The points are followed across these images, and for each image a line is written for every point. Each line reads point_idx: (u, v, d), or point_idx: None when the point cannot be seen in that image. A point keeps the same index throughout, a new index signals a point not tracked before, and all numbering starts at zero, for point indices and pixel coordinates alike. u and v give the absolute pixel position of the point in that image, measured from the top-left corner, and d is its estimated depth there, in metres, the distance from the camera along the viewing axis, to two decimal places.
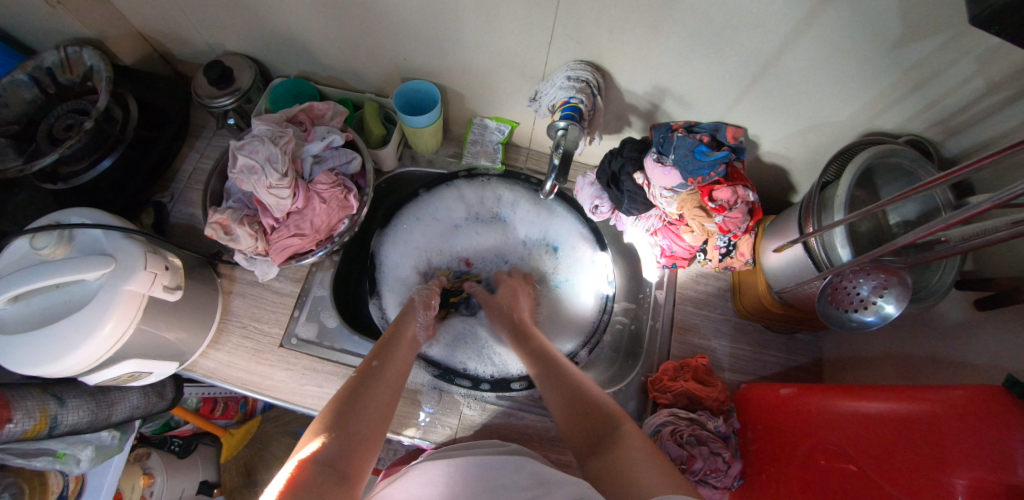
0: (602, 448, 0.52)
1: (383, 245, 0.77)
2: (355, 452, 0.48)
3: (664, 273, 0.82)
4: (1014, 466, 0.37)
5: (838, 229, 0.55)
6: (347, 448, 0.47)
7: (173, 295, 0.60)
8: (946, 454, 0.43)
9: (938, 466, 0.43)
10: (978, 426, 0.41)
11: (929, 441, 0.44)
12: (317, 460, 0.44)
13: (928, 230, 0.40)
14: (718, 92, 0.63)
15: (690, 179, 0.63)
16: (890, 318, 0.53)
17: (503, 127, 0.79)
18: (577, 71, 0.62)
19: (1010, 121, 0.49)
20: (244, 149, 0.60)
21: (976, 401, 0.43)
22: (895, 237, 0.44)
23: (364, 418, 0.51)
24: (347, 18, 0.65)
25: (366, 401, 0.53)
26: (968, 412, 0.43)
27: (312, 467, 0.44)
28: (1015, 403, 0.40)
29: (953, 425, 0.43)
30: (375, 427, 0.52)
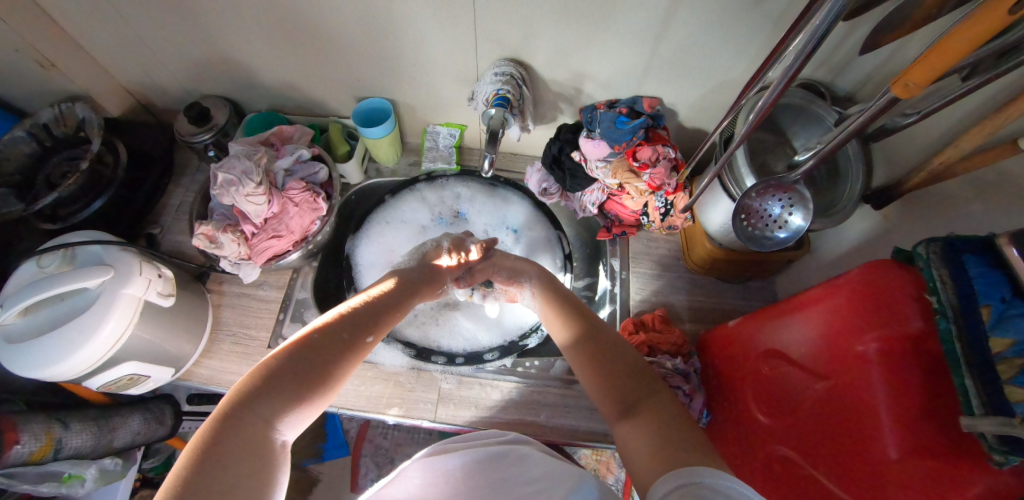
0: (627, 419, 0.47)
1: (356, 246, 0.83)
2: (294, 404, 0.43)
3: (617, 242, 0.89)
4: (910, 319, 0.46)
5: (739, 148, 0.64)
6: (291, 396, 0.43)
7: (167, 301, 0.66)
8: (853, 322, 0.51)
9: (849, 334, 0.51)
10: (876, 293, 0.49)
11: (841, 316, 0.52)
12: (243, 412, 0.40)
13: (766, 102, 0.49)
14: (628, 68, 0.73)
15: (616, 146, 0.72)
16: (800, 231, 0.60)
17: (453, 131, 0.88)
18: (502, 68, 0.73)
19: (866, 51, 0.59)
20: (223, 166, 0.68)
21: (871, 271, 0.51)
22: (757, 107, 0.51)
23: (309, 370, 0.45)
24: (304, 48, 0.75)
25: (332, 357, 0.47)
26: (863, 284, 0.51)
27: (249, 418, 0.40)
28: (897, 268, 0.50)
29: (854, 298, 0.51)
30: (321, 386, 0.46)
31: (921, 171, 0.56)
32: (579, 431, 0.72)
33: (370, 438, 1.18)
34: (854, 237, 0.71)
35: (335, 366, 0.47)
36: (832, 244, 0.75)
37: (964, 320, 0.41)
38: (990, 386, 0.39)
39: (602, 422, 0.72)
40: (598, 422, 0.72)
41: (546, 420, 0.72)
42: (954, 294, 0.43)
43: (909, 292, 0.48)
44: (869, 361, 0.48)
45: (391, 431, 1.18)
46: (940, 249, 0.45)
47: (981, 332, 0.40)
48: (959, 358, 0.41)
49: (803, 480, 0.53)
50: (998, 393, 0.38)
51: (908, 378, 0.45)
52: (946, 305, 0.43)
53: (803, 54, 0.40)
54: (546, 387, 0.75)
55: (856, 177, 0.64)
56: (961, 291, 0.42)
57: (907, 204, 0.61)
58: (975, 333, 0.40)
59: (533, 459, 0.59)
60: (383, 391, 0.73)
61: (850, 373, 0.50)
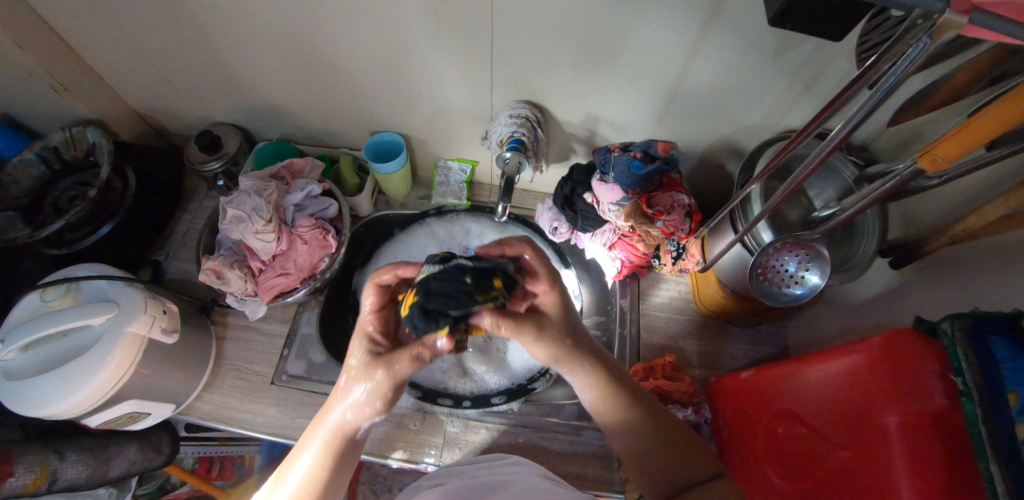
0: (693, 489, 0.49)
1: (363, 280, 0.81)
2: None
3: (626, 282, 0.87)
4: (932, 396, 0.45)
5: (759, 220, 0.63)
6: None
7: (170, 338, 0.66)
8: (874, 393, 0.50)
9: (869, 405, 0.50)
10: (898, 364, 0.49)
11: (862, 387, 0.52)
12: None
13: (808, 167, 0.48)
14: (643, 112, 0.73)
15: (631, 191, 0.71)
16: (817, 288, 0.60)
17: (465, 168, 0.88)
18: (518, 109, 0.73)
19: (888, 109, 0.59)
20: (232, 202, 0.68)
21: (894, 342, 0.50)
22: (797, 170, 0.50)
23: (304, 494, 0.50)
24: (319, 82, 0.75)
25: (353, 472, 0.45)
26: (888, 355, 0.50)
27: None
28: (926, 342, 0.49)
29: (878, 370, 0.51)
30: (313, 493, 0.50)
31: (942, 235, 0.55)
32: (586, 481, 0.70)
33: (369, 467, 1.16)
34: (870, 292, 0.69)
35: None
36: (846, 297, 0.73)
37: (989, 405, 0.40)
38: (1016, 477, 0.37)
39: (609, 472, 0.70)
40: (605, 472, 0.71)
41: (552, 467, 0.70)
42: (978, 377, 0.42)
43: (932, 368, 0.47)
44: (890, 435, 0.47)
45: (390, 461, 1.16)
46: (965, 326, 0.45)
47: (1009, 418, 0.39)
48: (985, 443, 0.39)
49: None
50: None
51: (931, 456, 0.43)
52: (971, 388, 0.42)
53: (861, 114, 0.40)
54: (552, 433, 0.73)
55: (872, 234, 0.63)
56: (989, 374, 0.41)
57: (926, 264, 0.60)
58: (1002, 419, 0.39)
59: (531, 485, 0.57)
60: (386, 434, 0.72)
61: (871, 445, 0.49)
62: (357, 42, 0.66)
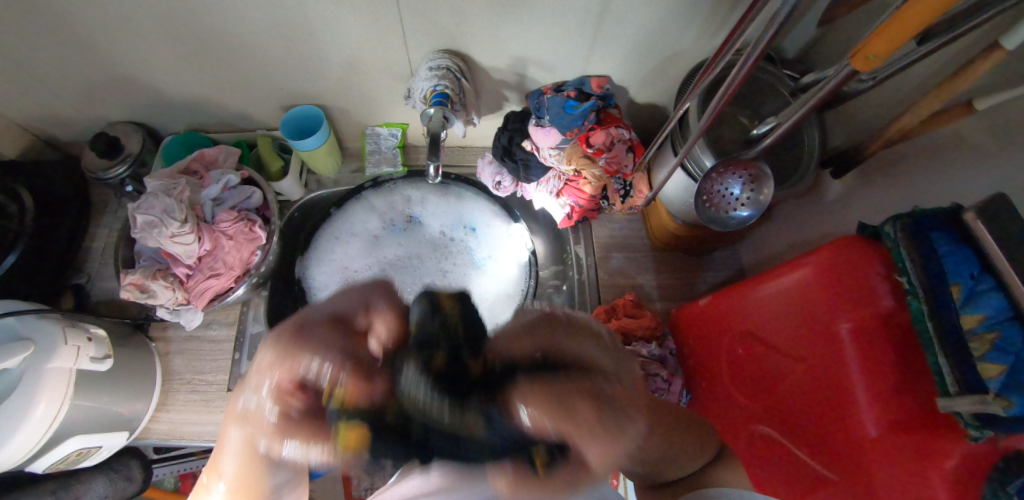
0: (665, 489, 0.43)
1: (307, 268, 0.75)
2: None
3: (579, 227, 0.85)
4: (882, 298, 0.47)
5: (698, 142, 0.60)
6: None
7: (104, 364, 0.61)
8: (829, 301, 0.50)
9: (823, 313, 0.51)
10: (844, 271, 0.49)
11: (815, 297, 0.52)
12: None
13: (734, 80, 0.45)
14: (571, 48, 0.68)
15: (568, 132, 0.68)
16: (762, 208, 0.58)
17: (394, 131, 0.82)
18: (437, 61, 0.67)
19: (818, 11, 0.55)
20: (140, 208, 0.61)
21: (841, 249, 0.50)
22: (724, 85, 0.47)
23: None
24: (211, 60, 0.67)
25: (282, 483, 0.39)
26: (840, 262, 0.50)
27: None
28: (869, 244, 0.49)
29: (829, 278, 0.50)
30: None
31: (880, 136, 0.54)
32: None
33: None
34: (814, 203, 0.69)
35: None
36: (792, 212, 0.73)
37: (936, 300, 0.41)
38: (963, 365, 0.39)
39: None
40: None
41: None
42: (924, 273, 0.42)
43: (878, 269, 0.47)
44: (844, 341, 0.49)
45: None
46: (906, 227, 0.45)
47: (951, 308, 0.41)
48: (932, 336, 0.41)
49: (785, 458, 0.55)
50: (971, 371, 0.38)
51: (886, 355, 0.45)
52: (917, 286, 0.43)
53: (781, 17, 0.37)
54: None
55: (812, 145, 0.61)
56: (932, 268, 0.42)
57: (866, 167, 0.60)
58: (946, 311, 0.41)
59: None
60: None
61: (827, 353, 0.50)
62: (244, 10, 0.58)
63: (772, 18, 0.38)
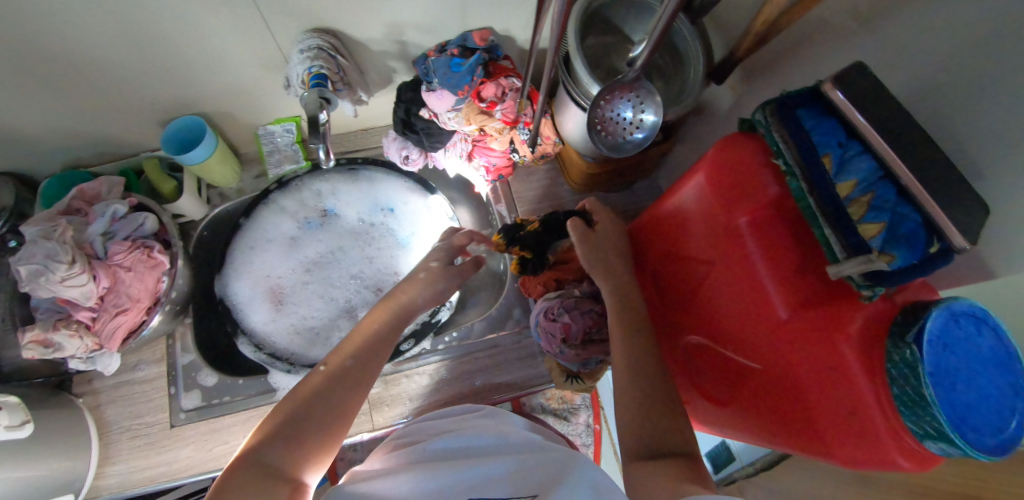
0: (652, 461, 0.43)
1: (227, 284, 0.72)
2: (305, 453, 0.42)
3: (496, 186, 0.83)
4: (767, 186, 0.48)
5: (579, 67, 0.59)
6: (292, 447, 0.41)
7: (23, 430, 0.57)
8: (724, 199, 0.51)
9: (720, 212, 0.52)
10: (732, 170, 0.50)
11: (711, 199, 0.53)
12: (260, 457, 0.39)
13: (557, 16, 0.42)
14: (445, 6, 0.65)
15: (459, 91, 0.66)
16: (656, 126, 0.59)
17: (288, 126, 0.77)
18: (307, 42, 0.64)
19: None
20: (20, 259, 0.57)
21: (728, 148, 0.51)
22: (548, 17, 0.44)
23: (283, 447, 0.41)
24: (62, 86, 0.61)
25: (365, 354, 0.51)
26: (726, 161, 0.50)
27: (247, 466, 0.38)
28: (748, 139, 0.49)
29: (721, 178, 0.51)
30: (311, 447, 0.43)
31: (748, 36, 0.55)
32: (517, 385, 0.71)
33: None
34: (713, 115, 0.70)
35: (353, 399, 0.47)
36: (698, 127, 0.74)
37: (810, 173, 0.42)
38: (846, 229, 0.40)
39: (539, 367, 0.72)
40: (536, 370, 0.72)
41: (483, 386, 0.71)
42: (796, 151, 0.44)
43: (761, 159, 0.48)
44: (744, 235, 0.50)
45: None
46: (775, 110, 0.45)
47: (824, 179, 0.42)
48: (814, 210, 0.42)
49: (716, 360, 0.57)
50: (853, 232, 0.40)
51: (782, 240, 0.48)
52: (792, 163, 0.44)
53: None
54: (472, 355, 0.73)
55: (695, 59, 0.62)
56: (801, 145, 0.43)
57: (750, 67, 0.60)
58: (820, 181, 0.42)
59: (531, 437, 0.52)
60: None
61: (731, 251, 0.52)
62: (82, 23, 0.53)
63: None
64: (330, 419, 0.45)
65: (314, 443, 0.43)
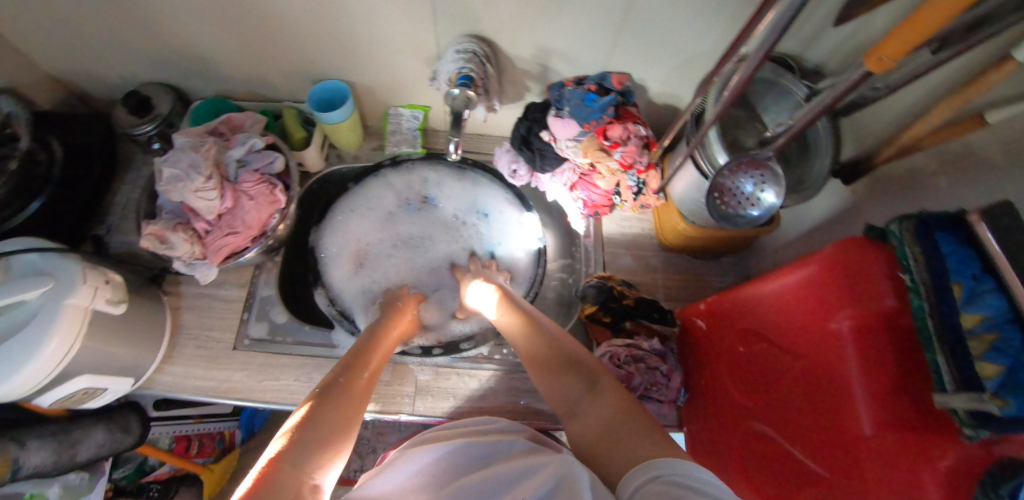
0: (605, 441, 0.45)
1: (321, 237, 0.77)
2: (322, 456, 0.42)
3: (589, 223, 0.86)
4: (882, 297, 0.45)
5: (713, 134, 0.61)
6: (311, 452, 0.41)
7: (118, 308, 0.63)
8: (832, 299, 0.50)
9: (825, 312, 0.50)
10: (851, 269, 0.49)
11: (819, 295, 0.52)
12: (284, 460, 0.39)
13: (743, 78, 0.48)
14: (595, 43, 0.69)
15: (586, 124, 0.69)
16: (773, 208, 0.58)
17: (417, 113, 0.84)
18: (465, 44, 0.69)
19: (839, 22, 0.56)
20: (168, 161, 0.64)
21: (850, 251, 0.49)
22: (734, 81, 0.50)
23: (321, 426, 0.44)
24: (245, 27, 0.69)
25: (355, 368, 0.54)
26: (846, 264, 0.49)
27: (279, 470, 0.38)
28: (872, 247, 0.48)
29: (836, 278, 0.50)
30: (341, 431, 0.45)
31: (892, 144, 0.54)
32: (558, 415, 0.72)
33: None
34: (819, 213, 0.69)
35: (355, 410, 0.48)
36: (798, 221, 0.73)
37: (936, 297, 0.39)
38: (961, 362, 0.37)
39: None
40: None
41: (524, 405, 0.72)
42: (926, 269, 0.40)
43: (881, 269, 0.46)
44: (845, 338, 0.48)
45: (373, 422, 1.20)
46: (913, 226, 0.43)
47: (954, 306, 0.38)
48: (930, 334, 0.39)
49: (782, 459, 0.53)
50: (969, 368, 0.36)
51: (884, 355, 0.45)
52: (919, 281, 0.41)
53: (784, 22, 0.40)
54: (524, 372, 0.74)
55: (825, 154, 0.61)
56: (934, 266, 0.40)
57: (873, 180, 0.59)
58: (948, 309, 0.38)
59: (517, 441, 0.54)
60: None
61: (827, 351, 0.49)
62: None
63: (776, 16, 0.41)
64: (338, 424, 0.46)
65: (326, 440, 0.43)
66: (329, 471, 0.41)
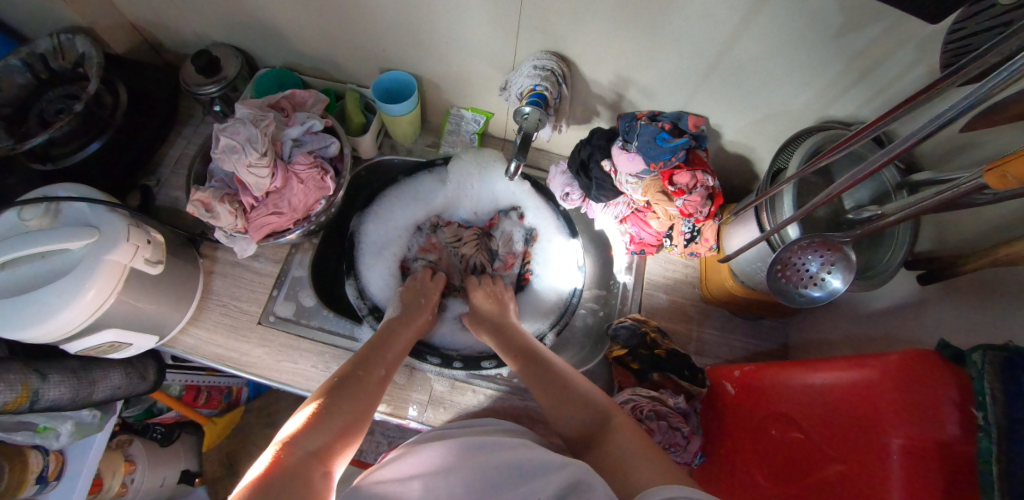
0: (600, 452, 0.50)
1: (364, 224, 0.80)
2: (332, 447, 0.47)
3: (634, 258, 0.85)
4: (943, 424, 0.39)
5: (791, 228, 0.57)
6: (321, 441, 0.47)
7: (154, 268, 0.63)
8: (883, 413, 0.44)
9: (871, 426, 0.45)
10: (912, 386, 0.42)
11: (871, 405, 0.45)
12: (298, 452, 0.44)
13: (862, 172, 0.42)
14: (678, 80, 0.66)
15: (653, 164, 0.64)
16: (837, 293, 0.54)
17: (479, 118, 0.84)
18: (543, 61, 0.66)
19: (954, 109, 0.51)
20: (225, 130, 0.62)
21: (914, 360, 0.43)
22: (841, 180, 0.44)
23: (338, 413, 0.50)
24: (326, 7, 0.68)
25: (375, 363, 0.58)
26: (909, 378, 0.43)
27: (295, 457, 0.44)
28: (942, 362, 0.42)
29: (895, 390, 0.43)
30: (352, 414, 0.51)
31: (982, 254, 0.47)
32: None
33: None
34: (879, 302, 0.64)
35: (366, 401, 0.54)
36: (854, 303, 0.68)
37: (1009, 446, 0.34)
38: None
39: None
40: None
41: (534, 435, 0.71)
42: (1003, 414, 0.35)
43: (948, 394, 0.40)
44: (890, 458, 0.42)
45: None
46: (997, 361, 0.37)
47: None
48: (993, 482, 0.34)
49: None
50: None
51: (933, 486, 0.38)
52: (991, 424, 0.35)
53: (935, 125, 0.34)
54: (538, 402, 0.73)
55: (903, 242, 0.56)
56: (1013, 412, 0.34)
57: (949, 283, 0.53)
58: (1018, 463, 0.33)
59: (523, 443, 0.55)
60: None
61: (866, 464, 0.44)
62: None
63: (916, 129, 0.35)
64: (350, 418, 0.51)
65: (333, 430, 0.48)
66: (339, 461, 0.48)
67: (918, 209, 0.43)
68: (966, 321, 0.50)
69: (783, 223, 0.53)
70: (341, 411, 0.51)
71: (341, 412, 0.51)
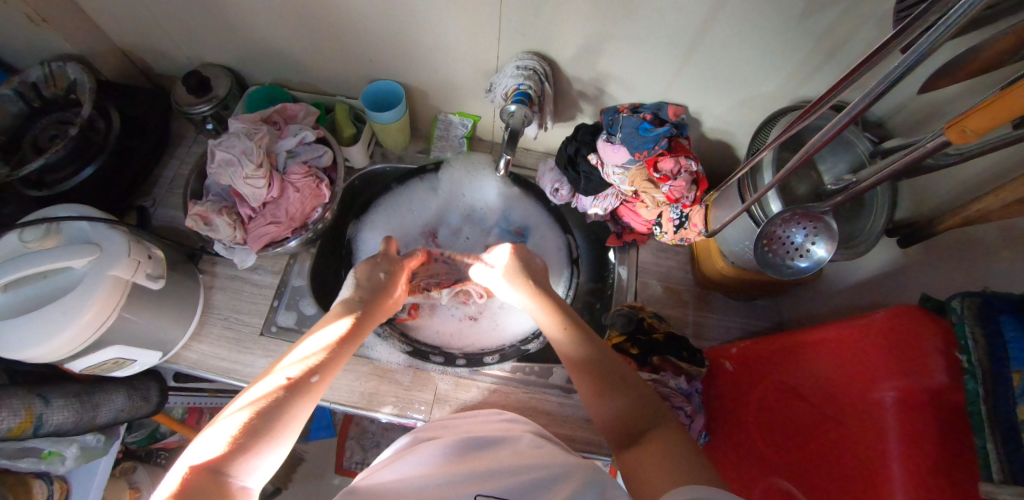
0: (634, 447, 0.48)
1: (360, 231, 0.81)
2: (250, 457, 0.44)
3: (626, 249, 0.87)
4: (932, 372, 0.41)
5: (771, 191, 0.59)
6: (242, 452, 0.43)
7: (155, 283, 0.63)
8: (875, 369, 0.46)
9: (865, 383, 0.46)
10: (901, 341, 0.44)
11: (863, 364, 0.47)
12: (210, 467, 0.41)
13: (825, 133, 0.43)
14: (656, 72, 0.69)
15: (637, 153, 0.67)
16: (823, 262, 0.56)
17: (466, 121, 0.86)
18: (526, 61, 0.69)
19: (916, 81, 0.54)
20: (221, 145, 0.64)
21: (900, 317, 0.45)
22: (808, 141, 0.46)
23: (268, 422, 0.46)
24: (312, 22, 0.70)
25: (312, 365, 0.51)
26: (897, 334, 0.45)
27: (205, 477, 0.40)
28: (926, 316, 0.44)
29: (885, 347, 0.45)
30: (284, 420, 0.47)
31: (955, 213, 0.50)
32: (574, 440, 0.71)
33: (357, 422, 1.22)
34: (865, 271, 0.66)
35: (306, 405, 0.49)
36: (841, 275, 0.70)
37: (993, 385, 0.36)
38: (1013, 451, 0.33)
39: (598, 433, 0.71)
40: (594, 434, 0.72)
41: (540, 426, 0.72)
42: (984, 355, 0.37)
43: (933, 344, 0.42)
44: (884, 411, 0.43)
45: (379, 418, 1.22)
46: (975, 306, 0.39)
47: (1013, 396, 0.35)
48: (981, 418, 0.36)
49: None
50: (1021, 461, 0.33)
51: (925, 433, 0.40)
52: (975, 365, 0.37)
53: (892, 78, 0.36)
54: (542, 394, 0.74)
55: (880, 210, 0.59)
56: (994, 351, 0.37)
57: (928, 244, 0.56)
58: (1003, 397, 0.35)
59: (527, 439, 0.56)
60: (377, 388, 0.72)
61: (863, 421, 0.45)
62: None
63: (870, 88, 0.38)
64: (273, 424, 0.46)
65: (252, 446, 0.44)
66: (259, 471, 0.45)
67: (888, 170, 0.46)
68: (945, 280, 0.53)
69: (762, 190, 0.55)
70: (271, 418, 0.46)
71: (270, 419, 0.46)
